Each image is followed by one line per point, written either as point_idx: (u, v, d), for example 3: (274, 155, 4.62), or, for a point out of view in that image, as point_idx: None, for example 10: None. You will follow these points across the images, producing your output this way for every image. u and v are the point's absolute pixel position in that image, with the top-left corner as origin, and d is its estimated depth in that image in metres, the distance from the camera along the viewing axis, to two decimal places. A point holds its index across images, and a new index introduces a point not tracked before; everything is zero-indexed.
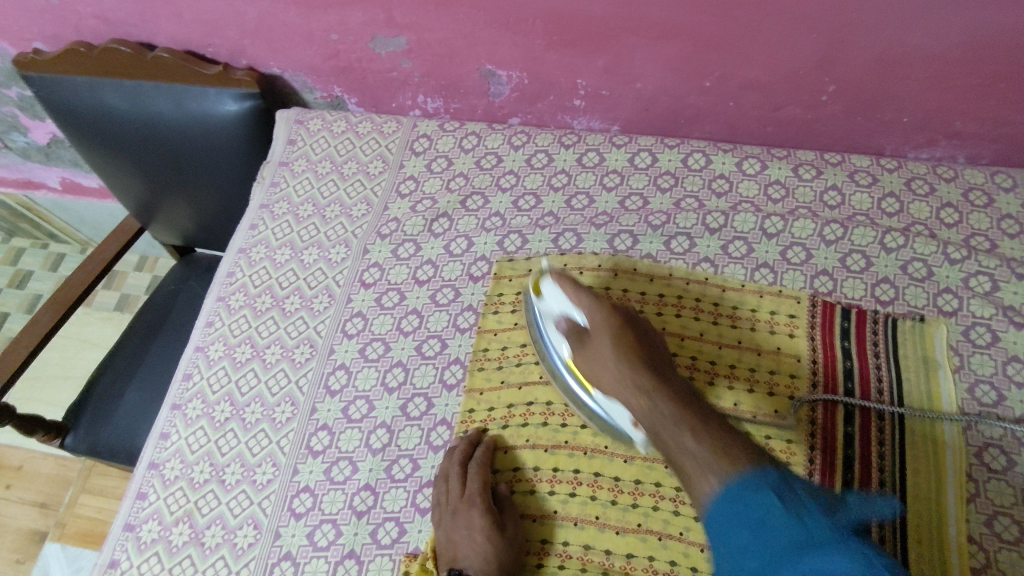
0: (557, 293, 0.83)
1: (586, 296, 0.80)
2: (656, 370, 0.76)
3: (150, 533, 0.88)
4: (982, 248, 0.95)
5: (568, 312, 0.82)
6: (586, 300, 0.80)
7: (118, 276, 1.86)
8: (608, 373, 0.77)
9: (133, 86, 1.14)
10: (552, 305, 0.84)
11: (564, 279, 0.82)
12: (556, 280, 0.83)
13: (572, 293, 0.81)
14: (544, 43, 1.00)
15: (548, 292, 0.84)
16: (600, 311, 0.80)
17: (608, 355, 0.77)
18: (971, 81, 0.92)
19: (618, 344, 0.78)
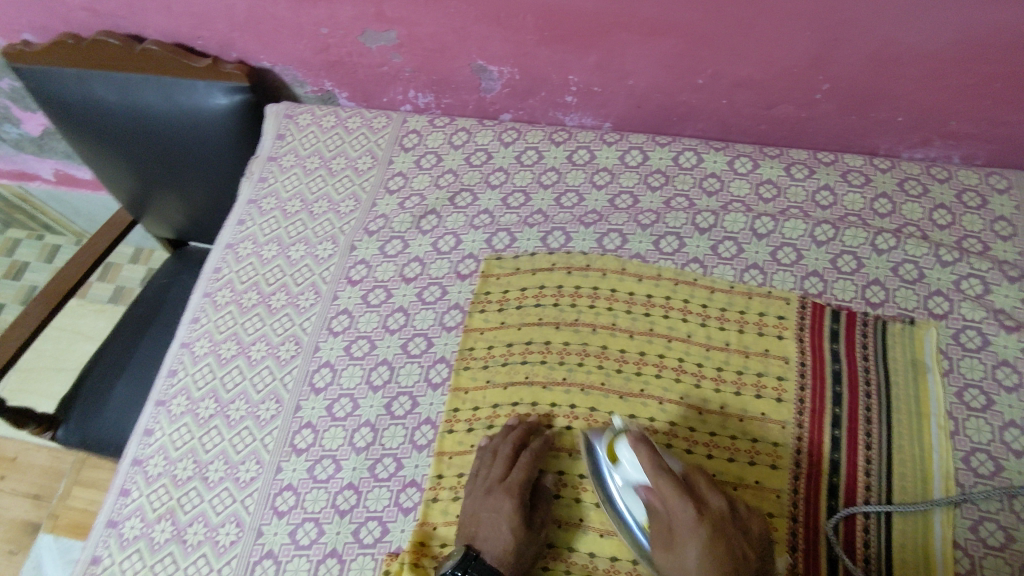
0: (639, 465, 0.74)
1: (671, 487, 0.72)
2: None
3: (132, 529, 0.87)
4: (974, 250, 0.94)
5: (650, 492, 0.74)
6: (668, 483, 0.72)
7: (112, 268, 1.86)
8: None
9: (123, 79, 1.13)
10: (631, 474, 0.76)
11: (647, 454, 0.73)
12: (639, 453, 0.74)
13: (656, 472, 0.72)
14: (534, 39, 0.99)
15: (628, 461, 0.75)
16: (688, 507, 0.71)
17: (696, 563, 0.70)
18: (966, 81, 0.91)
19: (707, 550, 0.70)
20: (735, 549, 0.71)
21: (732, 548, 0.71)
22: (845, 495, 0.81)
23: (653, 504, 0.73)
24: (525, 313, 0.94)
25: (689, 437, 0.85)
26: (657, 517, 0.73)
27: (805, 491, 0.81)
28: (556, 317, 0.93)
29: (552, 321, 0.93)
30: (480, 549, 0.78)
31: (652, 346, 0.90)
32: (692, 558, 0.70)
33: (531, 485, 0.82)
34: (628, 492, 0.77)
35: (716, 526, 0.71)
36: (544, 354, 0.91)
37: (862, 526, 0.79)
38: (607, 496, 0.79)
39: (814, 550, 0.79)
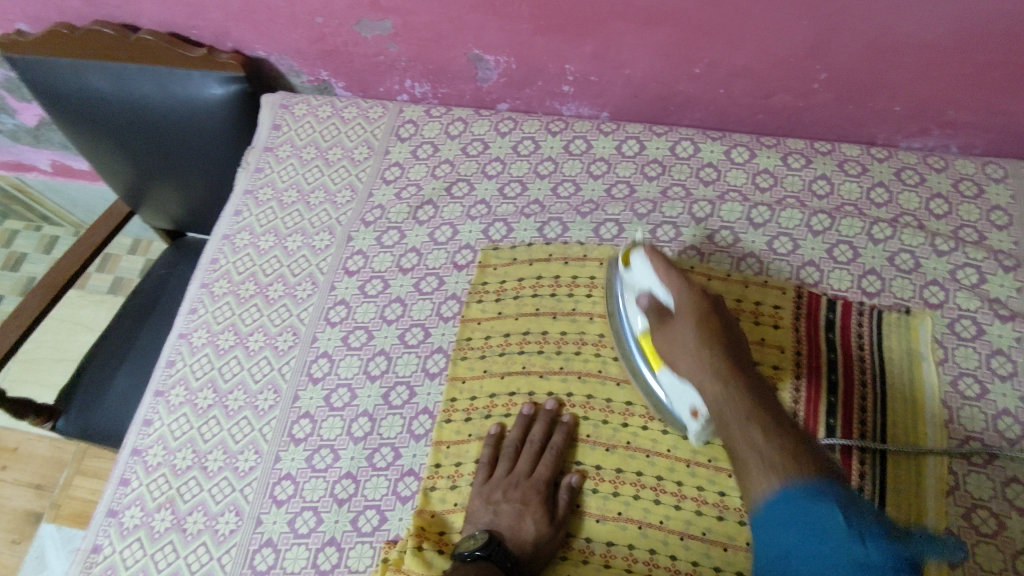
0: (648, 267, 0.82)
1: (676, 278, 0.79)
2: (733, 358, 0.75)
3: (133, 518, 0.88)
4: (970, 240, 0.94)
5: (655, 290, 0.81)
6: (674, 279, 0.79)
7: (111, 259, 1.86)
8: (684, 358, 0.77)
9: (118, 70, 1.13)
10: (640, 279, 0.83)
11: (657, 258, 0.81)
12: (648, 257, 0.82)
13: (661, 269, 0.80)
14: (531, 28, 0.99)
15: (638, 266, 0.83)
16: (689, 297, 0.78)
17: (690, 342, 0.76)
18: (964, 70, 0.91)
19: (703, 330, 0.76)
20: (726, 334, 0.76)
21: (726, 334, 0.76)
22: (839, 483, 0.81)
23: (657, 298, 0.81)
24: (522, 303, 0.94)
25: None
26: (660, 309, 0.80)
27: None
28: (553, 307, 0.94)
29: (549, 311, 0.93)
30: (501, 537, 0.79)
31: None
32: (687, 337, 0.76)
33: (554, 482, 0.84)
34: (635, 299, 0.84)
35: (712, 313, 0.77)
36: (541, 344, 0.91)
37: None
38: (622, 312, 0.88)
39: None
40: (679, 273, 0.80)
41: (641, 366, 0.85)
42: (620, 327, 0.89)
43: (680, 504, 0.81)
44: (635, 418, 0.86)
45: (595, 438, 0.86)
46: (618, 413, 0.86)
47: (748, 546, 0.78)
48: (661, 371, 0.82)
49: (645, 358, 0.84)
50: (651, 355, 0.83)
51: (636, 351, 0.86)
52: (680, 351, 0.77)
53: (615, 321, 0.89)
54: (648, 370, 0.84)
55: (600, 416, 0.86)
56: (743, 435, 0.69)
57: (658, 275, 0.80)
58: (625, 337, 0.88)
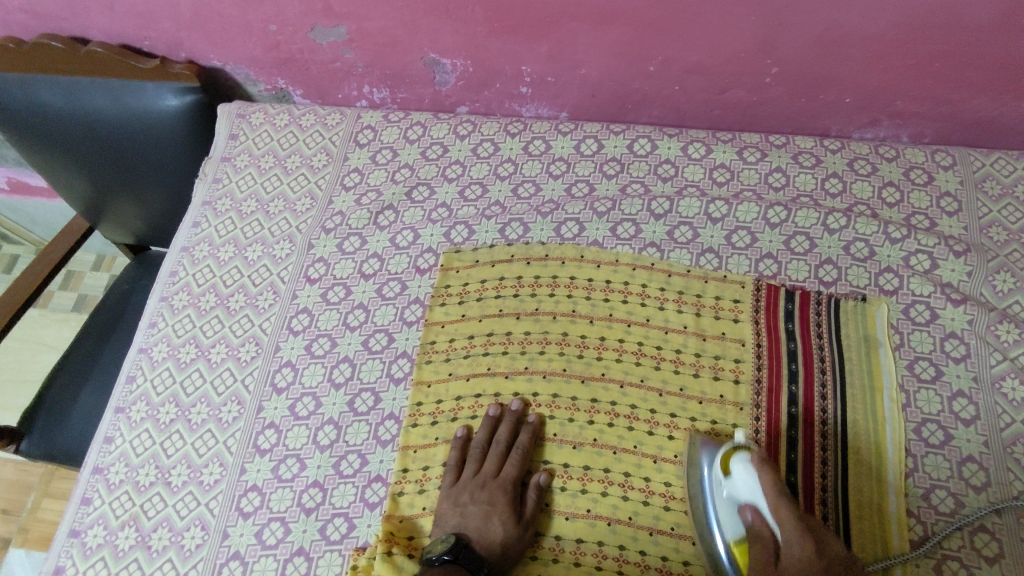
0: (754, 481, 0.76)
1: (786, 512, 0.73)
2: None
3: (95, 538, 0.87)
4: (922, 226, 0.96)
5: (761, 509, 0.76)
6: (785, 509, 0.73)
7: (74, 276, 1.82)
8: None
9: (68, 85, 1.11)
10: (742, 491, 0.77)
11: (768, 479, 0.75)
12: (757, 472, 0.76)
13: (773, 493, 0.74)
14: (485, 30, 0.99)
15: (740, 476, 0.77)
16: (802, 540, 0.71)
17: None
18: (908, 61, 0.93)
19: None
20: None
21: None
22: (802, 470, 0.83)
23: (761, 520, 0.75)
24: (486, 305, 0.95)
25: (650, 420, 0.86)
26: (764, 535, 0.74)
27: None
28: (516, 308, 0.94)
29: (512, 312, 0.94)
30: (468, 539, 0.79)
31: (611, 330, 0.92)
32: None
33: (521, 482, 0.84)
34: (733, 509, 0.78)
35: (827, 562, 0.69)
36: (506, 345, 0.91)
37: (820, 500, 0.81)
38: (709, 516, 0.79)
39: None
40: (791, 506, 0.73)
41: None
42: (702, 527, 0.79)
43: (647, 500, 0.82)
44: (600, 414, 0.86)
45: (561, 438, 0.86)
46: (584, 410, 0.87)
47: None
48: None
49: None
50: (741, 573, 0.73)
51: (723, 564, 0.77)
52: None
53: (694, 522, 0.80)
54: None
55: (566, 414, 0.87)
56: None
57: (766, 494, 0.75)
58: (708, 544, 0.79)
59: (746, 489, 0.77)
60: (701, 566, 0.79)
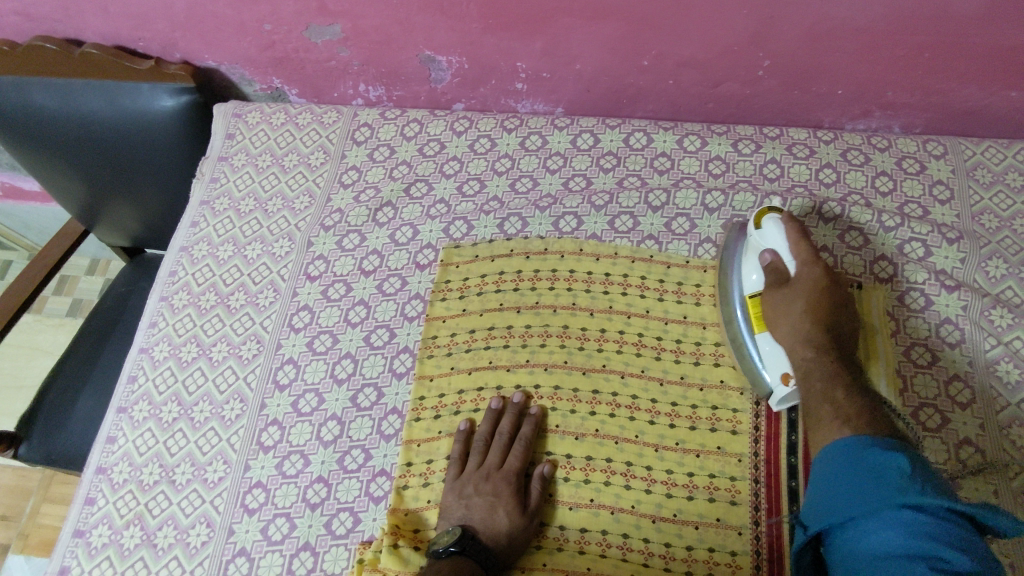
0: (781, 233, 0.86)
1: (807, 251, 0.84)
2: (833, 332, 0.80)
3: (101, 538, 0.86)
4: (915, 215, 0.98)
5: (781, 255, 0.86)
6: (804, 249, 0.84)
7: (68, 280, 1.82)
8: (788, 324, 0.82)
9: (63, 85, 1.11)
10: (767, 239, 0.87)
11: (795, 227, 0.86)
12: (785, 227, 0.86)
13: (796, 240, 0.85)
14: (480, 27, 1.00)
15: (768, 228, 0.87)
16: (813, 268, 0.83)
17: (800, 303, 0.82)
18: (898, 51, 0.94)
19: (815, 298, 0.81)
20: (835, 313, 0.81)
21: (835, 311, 0.82)
22: (803, 452, 0.83)
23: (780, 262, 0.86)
24: (486, 299, 0.95)
25: (651, 409, 0.86)
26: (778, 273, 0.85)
27: (765, 453, 0.83)
28: (517, 301, 0.94)
29: (513, 305, 0.94)
30: (474, 530, 0.79)
31: (612, 322, 0.92)
32: (799, 302, 0.82)
33: (526, 472, 0.85)
34: (754, 259, 0.88)
35: (830, 290, 0.83)
36: (507, 338, 0.92)
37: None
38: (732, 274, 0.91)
39: (776, 506, 0.80)
40: (810, 249, 0.85)
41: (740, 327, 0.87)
42: (723, 287, 0.92)
43: (650, 488, 0.82)
44: (602, 405, 0.87)
45: (564, 428, 0.87)
46: (586, 401, 0.88)
47: (718, 523, 0.80)
48: (759, 333, 0.85)
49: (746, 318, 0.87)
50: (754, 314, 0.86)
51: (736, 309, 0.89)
52: (789, 315, 0.82)
53: (718, 282, 0.92)
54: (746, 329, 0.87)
55: (568, 405, 0.88)
56: (826, 397, 0.75)
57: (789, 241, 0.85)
58: (727, 295, 0.91)
59: (770, 240, 0.87)
60: (704, 551, 0.79)
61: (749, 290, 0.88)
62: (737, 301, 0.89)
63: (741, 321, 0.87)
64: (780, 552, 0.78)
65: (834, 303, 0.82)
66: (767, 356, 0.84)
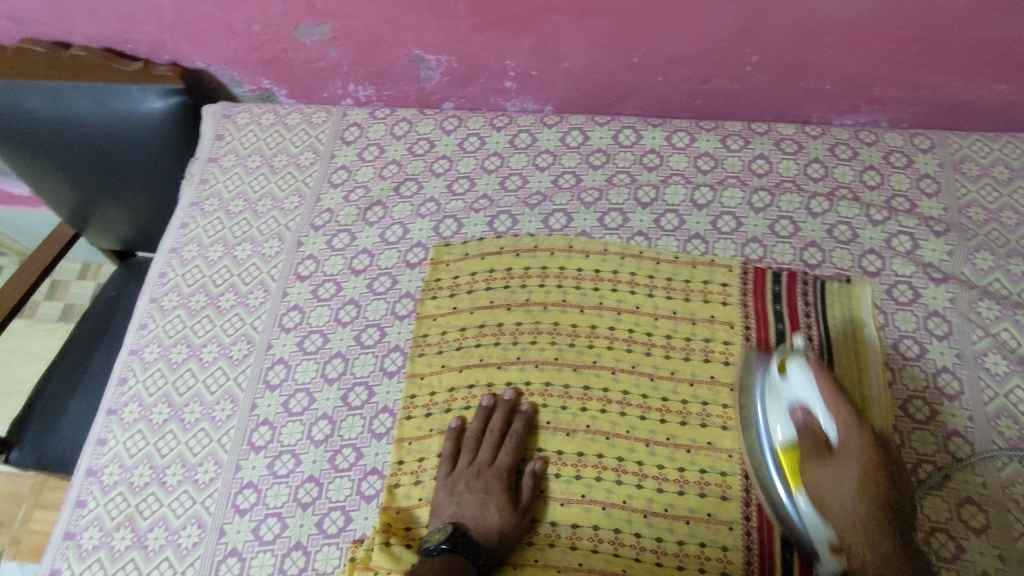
0: (811, 387, 0.74)
1: (847, 416, 0.72)
2: (890, 509, 0.71)
3: (91, 540, 0.86)
4: (903, 208, 0.98)
5: (814, 412, 0.74)
6: (841, 411, 0.72)
7: (60, 285, 1.81)
8: (836, 506, 0.72)
9: (53, 88, 1.10)
10: (794, 391, 0.76)
11: (826, 383, 0.73)
12: (814, 378, 0.74)
13: (831, 398, 0.72)
14: (469, 25, 1.00)
15: (795, 379, 0.76)
16: (853, 440, 0.72)
17: (849, 482, 0.71)
18: (885, 46, 0.95)
19: (863, 475, 0.71)
20: (889, 485, 0.72)
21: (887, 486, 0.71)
22: None
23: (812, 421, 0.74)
24: (477, 297, 0.95)
25: (642, 405, 0.87)
26: (812, 431, 0.74)
27: None
28: (507, 299, 0.95)
29: (503, 303, 0.94)
30: (466, 527, 0.79)
31: (602, 319, 0.92)
32: (841, 478, 0.72)
33: (517, 469, 0.85)
34: (782, 408, 0.78)
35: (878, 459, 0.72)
36: (498, 336, 0.92)
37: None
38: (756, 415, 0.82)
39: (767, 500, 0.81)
40: (849, 407, 0.72)
41: (773, 483, 0.79)
42: (749, 430, 0.82)
43: (641, 483, 0.83)
44: (593, 401, 0.87)
45: (555, 425, 0.87)
46: (577, 398, 0.88)
47: (709, 517, 0.80)
48: (796, 493, 0.76)
49: (781, 475, 0.78)
50: (789, 473, 0.77)
51: (768, 461, 0.79)
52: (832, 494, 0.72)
53: (744, 422, 0.83)
54: (782, 488, 0.78)
55: (559, 402, 0.88)
56: None
57: (820, 397, 0.73)
58: (755, 440, 0.81)
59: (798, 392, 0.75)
60: (695, 545, 0.79)
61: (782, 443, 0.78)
62: (767, 451, 0.80)
63: (773, 475, 0.79)
64: (771, 547, 0.79)
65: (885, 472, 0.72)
66: (810, 524, 0.75)
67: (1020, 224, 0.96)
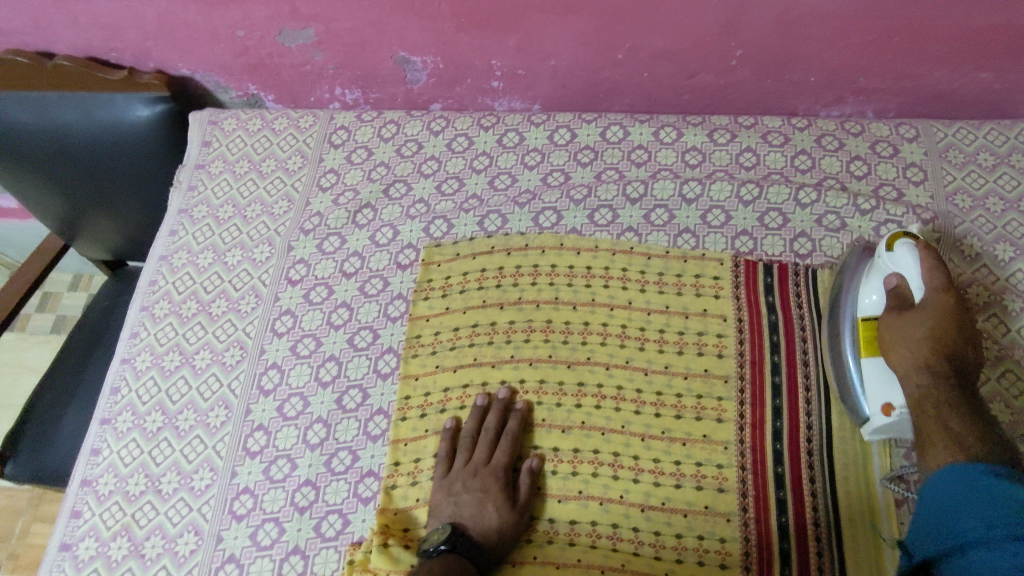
0: (913, 261, 0.79)
1: (941, 278, 0.77)
2: (957, 363, 0.74)
3: (87, 550, 0.86)
4: (890, 197, 0.99)
5: (908, 279, 0.79)
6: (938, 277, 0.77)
7: (51, 297, 1.80)
8: (906, 348, 0.76)
9: (37, 98, 1.10)
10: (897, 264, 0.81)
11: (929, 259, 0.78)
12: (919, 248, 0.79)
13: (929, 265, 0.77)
14: (453, 26, 1.00)
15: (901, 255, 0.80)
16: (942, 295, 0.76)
17: (922, 329, 0.75)
18: (867, 37, 0.96)
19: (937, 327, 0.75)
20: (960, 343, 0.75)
21: (960, 344, 0.75)
22: (788, 438, 0.84)
23: (907, 290, 0.79)
24: (469, 297, 0.95)
25: (637, 399, 0.87)
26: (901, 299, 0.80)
27: (751, 441, 0.84)
28: (499, 298, 0.95)
29: (496, 302, 0.94)
30: (464, 527, 0.79)
31: (595, 315, 0.93)
32: (920, 325, 0.76)
33: (513, 467, 0.85)
34: (875, 278, 0.83)
35: (960, 317, 0.76)
36: (491, 335, 0.92)
37: (806, 451, 0.83)
38: (846, 292, 0.86)
39: (763, 493, 0.81)
40: (942, 276, 0.78)
41: (847, 350, 0.83)
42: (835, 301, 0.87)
43: (637, 477, 0.83)
44: (588, 397, 0.87)
45: (551, 422, 0.87)
46: (572, 394, 0.88)
47: (706, 510, 0.81)
48: (869, 355, 0.80)
49: (856, 340, 0.83)
50: (866, 338, 0.81)
51: (846, 330, 0.84)
52: (905, 340, 0.76)
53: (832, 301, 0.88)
54: (854, 354, 0.82)
55: (554, 399, 0.88)
56: (939, 423, 0.70)
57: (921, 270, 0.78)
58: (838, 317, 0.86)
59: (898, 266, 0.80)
60: (694, 538, 0.80)
61: (865, 313, 0.82)
62: (848, 322, 0.84)
63: (849, 342, 0.83)
64: (768, 539, 0.79)
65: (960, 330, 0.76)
66: (877, 384, 0.79)
67: (1006, 210, 0.96)
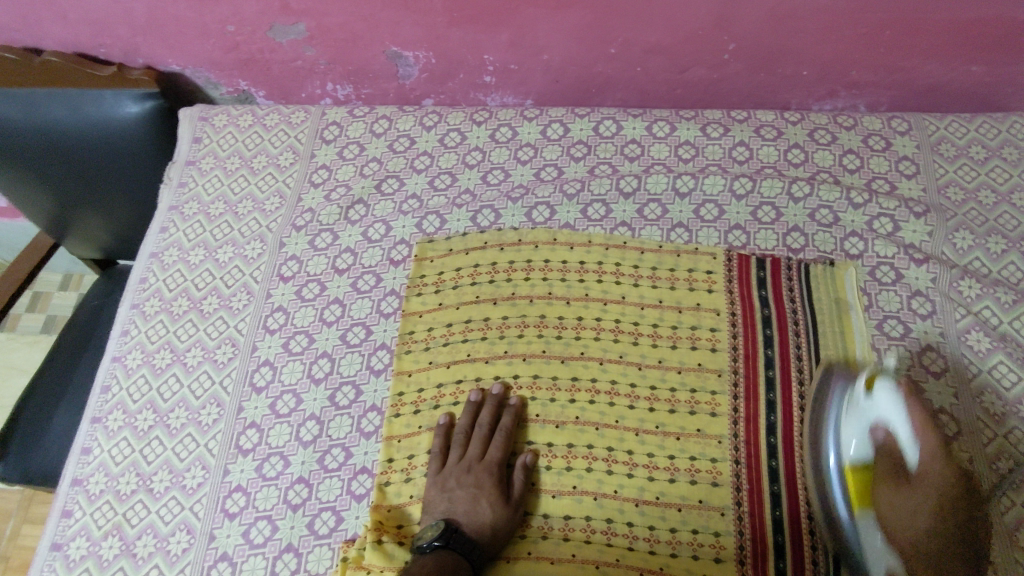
0: (897, 409, 0.73)
1: (933, 440, 0.71)
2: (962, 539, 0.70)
3: (78, 550, 0.85)
4: (883, 190, 0.99)
5: (896, 431, 0.73)
6: (930, 438, 0.71)
7: (42, 297, 1.79)
8: (905, 526, 0.72)
9: (24, 95, 1.08)
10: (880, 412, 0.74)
11: (918, 409, 0.72)
12: (902, 397, 0.72)
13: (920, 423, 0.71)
14: (445, 20, 1.00)
15: (882, 400, 0.74)
16: (938, 458, 0.71)
17: (923, 506, 0.71)
18: (860, 30, 0.95)
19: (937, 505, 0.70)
20: (963, 515, 0.70)
21: (963, 512, 0.71)
22: (782, 431, 0.84)
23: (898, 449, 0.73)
24: (462, 292, 0.95)
25: (630, 394, 0.87)
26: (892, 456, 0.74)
27: (745, 435, 0.84)
28: (492, 293, 0.94)
29: (489, 297, 0.94)
30: (458, 523, 0.79)
31: (588, 310, 0.92)
32: (917, 499, 0.71)
33: (507, 464, 0.84)
34: (859, 427, 0.76)
35: (960, 487, 0.71)
36: (484, 330, 0.92)
37: (800, 445, 0.83)
38: (828, 429, 0.80)
39: (757, 486, 0.81)
40: (936, 435, 0.71)
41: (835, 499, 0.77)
42: (817, 435, 0.81)
43: (632, 472, 0.83)
44: (581, 392, 0.87)
45: (544, 417, 0.87)
46: (565, 390, 0.87)
47: (701, 504, 0.81)
48: (860, 513, 0.75)
49: (844, 491, 0.76)
50: (855, 492, 0.75)
51: (831, 475, 0.78)
52: (905, 517, 0.72)
53: (813, 433, 0.81)
54: (844, 507, 0.76)
55: (547, 395, 0.87)
56: None
57: (910, 422, 0.72)
58: (821, 455, 0.80)
59: (883, 413, 0.74)
60: (688, 532, 0.80)
61: (852, 462, 0.77)
62: (834, 467, 0.78)
63: (837, 491, 0.77)
64: (762, 532, 0.79)
65: (963, 502, 0.71)
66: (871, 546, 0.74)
67: (998, 203, 0.96)
